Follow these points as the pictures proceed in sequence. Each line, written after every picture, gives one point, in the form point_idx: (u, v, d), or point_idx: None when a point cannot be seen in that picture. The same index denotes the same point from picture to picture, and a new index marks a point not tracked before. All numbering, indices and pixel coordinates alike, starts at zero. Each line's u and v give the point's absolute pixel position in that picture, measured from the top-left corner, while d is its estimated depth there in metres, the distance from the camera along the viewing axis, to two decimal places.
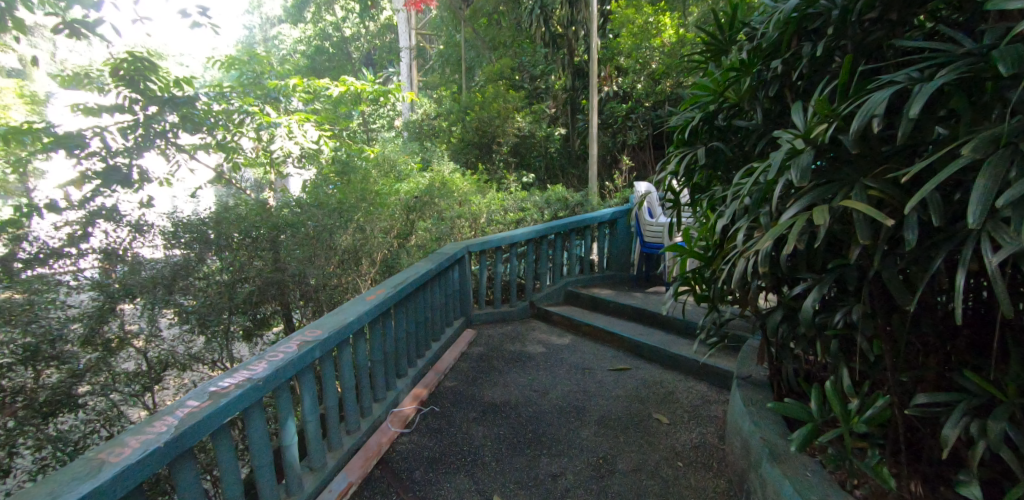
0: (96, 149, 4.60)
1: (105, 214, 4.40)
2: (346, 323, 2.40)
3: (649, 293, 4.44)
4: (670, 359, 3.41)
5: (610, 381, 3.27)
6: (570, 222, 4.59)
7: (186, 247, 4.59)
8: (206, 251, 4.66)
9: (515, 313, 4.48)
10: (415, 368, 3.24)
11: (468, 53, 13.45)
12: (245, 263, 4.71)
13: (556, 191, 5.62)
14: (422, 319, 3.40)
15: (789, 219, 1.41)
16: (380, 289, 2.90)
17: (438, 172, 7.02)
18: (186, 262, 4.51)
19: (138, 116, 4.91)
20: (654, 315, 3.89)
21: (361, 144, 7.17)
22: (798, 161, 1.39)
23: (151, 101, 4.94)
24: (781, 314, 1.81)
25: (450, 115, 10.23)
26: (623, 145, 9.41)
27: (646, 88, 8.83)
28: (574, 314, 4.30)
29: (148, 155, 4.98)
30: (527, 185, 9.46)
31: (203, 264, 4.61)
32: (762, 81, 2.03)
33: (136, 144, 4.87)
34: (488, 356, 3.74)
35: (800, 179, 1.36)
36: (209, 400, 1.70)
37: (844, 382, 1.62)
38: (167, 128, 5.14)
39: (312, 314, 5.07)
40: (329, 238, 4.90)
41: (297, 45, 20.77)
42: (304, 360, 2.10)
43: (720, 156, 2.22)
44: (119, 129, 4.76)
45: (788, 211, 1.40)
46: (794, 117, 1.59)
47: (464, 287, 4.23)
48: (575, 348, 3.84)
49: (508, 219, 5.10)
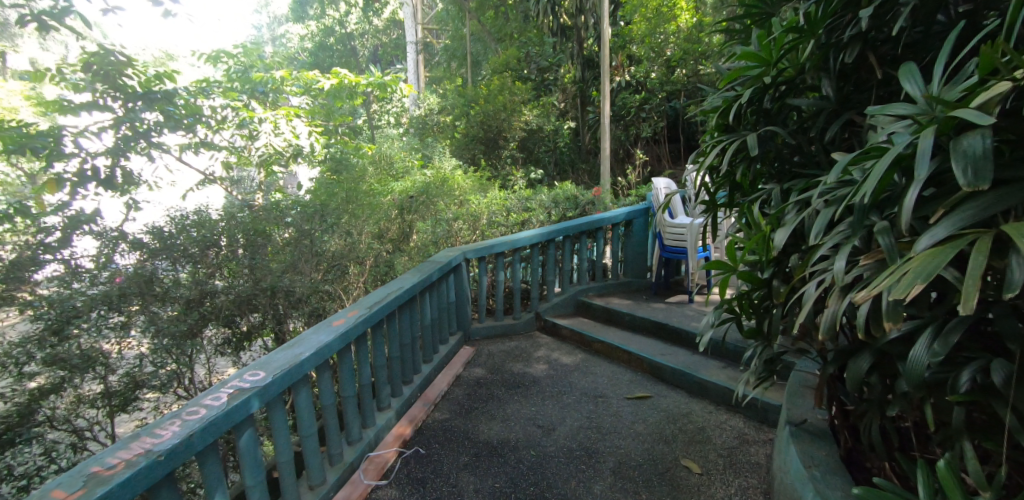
0: (74, 151, 4.18)
1: (87, 217, 3.99)
2: (301, 359, 1.93)
3: (669, 304, 3.94)
4: (698, 386, 2.94)
5: (629, 413, 2.79)
6: (580, 223, 4.10)
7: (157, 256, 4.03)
8: (175, 260, 4.11)
9: (519, 326, 3.99)
10: (399, 398, 2.78)
11: (472, 47, 12.93)
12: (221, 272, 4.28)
13: (565, 188, 5.06)
14: (408, 340, 2.94)
15: (925, 246, 0.98)
16: (352, 310, 2.44)
17: (438, 170, 6.55)
18: (150, 271, 3.98)
19: (117, 113, 4.42)
20: (677, 332, 3.41)
21: (357, 142, 6.77)
22: (963, 148, 0.94)
23: (130, 98, 4.43)
24: (870, 362, 1.34)
25: (455, 109, 9.74)
26: (636, 138, 8.88)
27: (660, 77, 8.31)
28: (585, 327, 3.82)
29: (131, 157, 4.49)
30: (535, 182, 8.99)
31: (175, 273, 4.11)
32: (833, 48, 1.56)
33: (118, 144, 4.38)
34: (487, 380, 3.26)
35: (970, 182, 0.91)
36: (82, 489, 1.23)
37: (976, 468, 1.12)
38: (149, 127, 4.59)
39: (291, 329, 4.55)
40: (315, 243, 4.45)
41: (300, 42, 20.43)
42: (237, 415, 1.61)
43: (773, 146, 1.75)
44: (98, 130, 4.34)
45: (933, 235, 0.97)
46: (905, 85, 1.14)
47: (461, 298, 3.76)
48: (587, 369, 3.34)
49: (511, 221, 4.48)
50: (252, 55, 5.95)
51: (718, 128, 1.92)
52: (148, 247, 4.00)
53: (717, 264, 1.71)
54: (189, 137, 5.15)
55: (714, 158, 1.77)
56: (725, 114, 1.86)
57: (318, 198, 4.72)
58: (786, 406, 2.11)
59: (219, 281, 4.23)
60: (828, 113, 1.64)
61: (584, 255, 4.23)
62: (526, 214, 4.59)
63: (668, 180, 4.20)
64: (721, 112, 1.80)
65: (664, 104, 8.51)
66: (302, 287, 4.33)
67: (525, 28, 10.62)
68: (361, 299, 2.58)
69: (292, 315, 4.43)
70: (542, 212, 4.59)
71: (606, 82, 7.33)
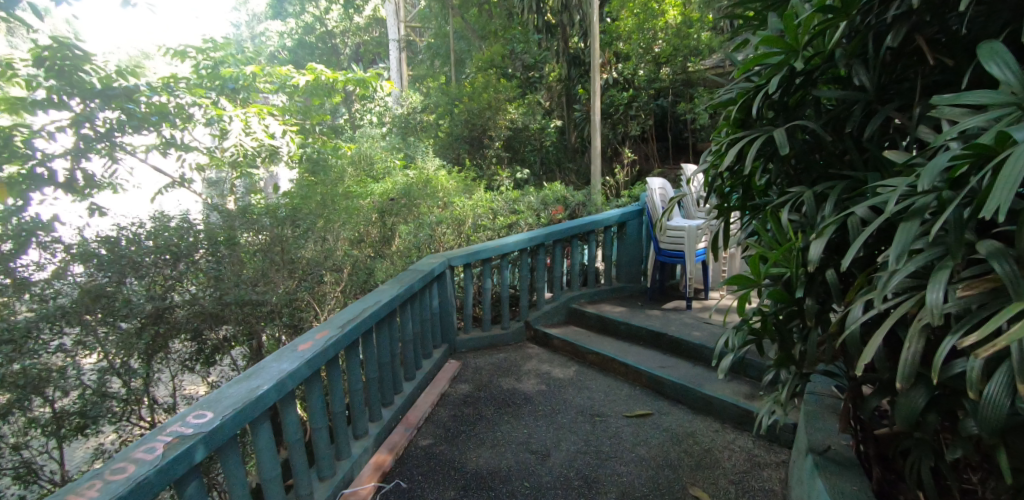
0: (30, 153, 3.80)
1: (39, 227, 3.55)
2: (258, 393, 1.66)
3: (666, 311, 3.73)
4: (702, 402, 2.73)
5: (629, 435, 2.56)
6: (572, 226, 3.87)
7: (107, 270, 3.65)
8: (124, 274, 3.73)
9: (507, 336, 3.76)
10: (377, 422, 2.54)
11: (456, 44, 12.65)
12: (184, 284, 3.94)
13: (554, 188, 4.80)
14: (386, 358, 2.69)
15: None
16: (322, 330, 2.17)
17: (420, 171, 6.29)
18: (98, 286, 3.58)
19: (74, 111, 4.08)
20: (677, 342, 3.20)
21: (335, 141, 6.46)
22: None
23: (87, 95, 4.10)
24: (927, 398, 1.13)
25: (439, 108, 9.49)
26: (623, 137, 8.70)
27: (648, 75, 8.13)
28: (577, 337, 3.59)
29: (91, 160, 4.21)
30: (521, 182, 8.78)
31: (127, 288, 3.69)
32: (874, 30, 1.37)
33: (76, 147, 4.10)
34: (475, 398, 3.02)
35: None
36: None
37: None
38: (110, 126, 4.31)
39: (263, 342, 4.26)
40: (290, 250, 4.18)
41: (278, 39, 19.98)
42: (174, 471, 1.34)
43: (798, 144, 1.55)
44: (57, 130, 3.98)
45: None
46: (992, 71, 0.97)
47: (446, 308, 3.52)
48: (582, 384, 3.12)
49: (498, 224, 4.18)
50: (222, 50, 5.57)
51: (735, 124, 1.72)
52: (100, 258, 3.63)
53: (738, 278, 1.49)
54: (155, 137, 4.82)
55: (732, 157, 1.55)
56: (743, 107, 1.66)
57: (292, 202, 4.42)
58: (806, 431, 1.91)
59: (189, 289, 3.94)
60: (865, 104, 1.44)
61: (575, 260, 3.99)
62: (513, 216, 4.32)
63: (662, 179, 3.99)
64: (740, 106, 1.60)
65: (652, 102, 8.34)
66: (276, 297, 4.06)
67: (510, 25, 10.35)
68: (332, 316, 2.32)
69: (265, 327, 4.14)
70: (531, 213, 4.32)
71: (595, 78, 7.10)
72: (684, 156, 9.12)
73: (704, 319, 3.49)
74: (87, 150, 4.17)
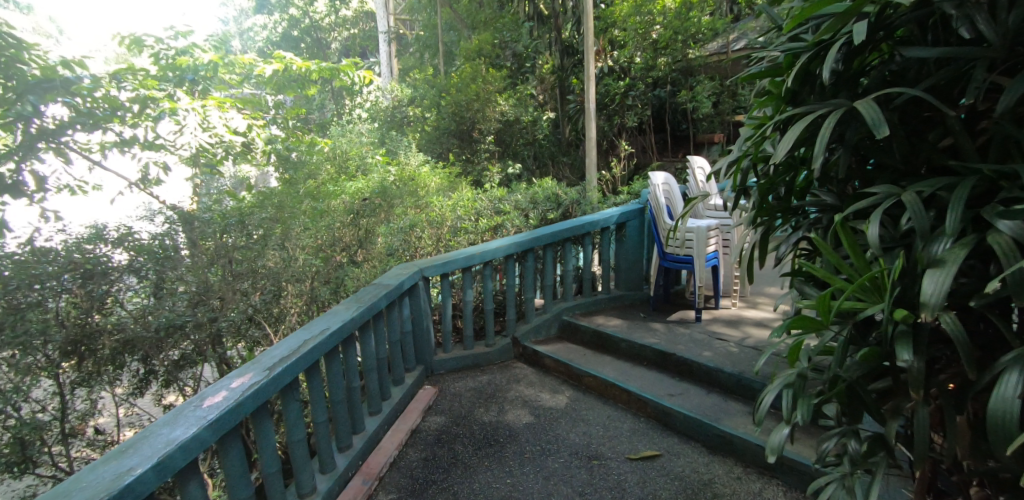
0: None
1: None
2: (124, 482, 1.19)
3: (671, 323, 3.27)
4: (720, 440, 2.29)
5: (634, 486, 2.12)
6: (564, 229, 3.40)
7: (28, 290, 3.11)
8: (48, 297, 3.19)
9: (492, 355, 3.30)
10: (329, 475, 2.09)
11: (444, 34, 12.14)
12: (117, 304, 3.43)
13: (544, 184, 4.30)
14: (340, 393, 2.22)
15: None
16: (243, 374, 1.70)
17: (403, 168, 5.87)
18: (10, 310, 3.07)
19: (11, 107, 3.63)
20: (686, 363, 2.74)
21: (311, 136, 5.98)
22: None
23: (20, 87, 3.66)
24: None
25: (426, 100, 9.05)
26: (620, 129, 8.25)
27: (644, 63, 7.63)
28: (572, 356, 3.14)
29: (44, 158, 3.92)
30: (513, 178, 8.37)
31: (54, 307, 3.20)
32: None
33: (26, 146, 3.77)
34: (451, 435, 2.57)
35: None
36: None
37: None
38: (62, 125, 3.95)
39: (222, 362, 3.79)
40: (250, 264, 3.72)
41: (264, 33, 19.46)
42: None
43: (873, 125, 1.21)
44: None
45: None
46: None
47: (419, 326, 3.05)
48: (577, 415, 2.67)
49: (480, 227, 3.68)
50: (185, 40, 4.95)
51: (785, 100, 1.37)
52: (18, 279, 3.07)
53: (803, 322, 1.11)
54: (106, 134, 4.27)
55: (787, 149, 1.21)
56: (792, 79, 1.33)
57: (247, 208, 3.92)
58: None
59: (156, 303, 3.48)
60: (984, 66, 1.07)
61: (569, 265, 3.52)
62: (498, 216, 3.78)
63: (666, 173, 3.52)
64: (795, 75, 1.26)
65: (649, 92, 7.87)
66: (230, 313, 3.58)
67: (499, 13, 9.80)
68: (259, 353, 1.84)
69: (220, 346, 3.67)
70: (519, 214, 3.77)
71: (590, 68, 6.60)
72: (684, 148, 8.68)
73: (715, 335, 3.03)
74: (37, 147, 3.86)
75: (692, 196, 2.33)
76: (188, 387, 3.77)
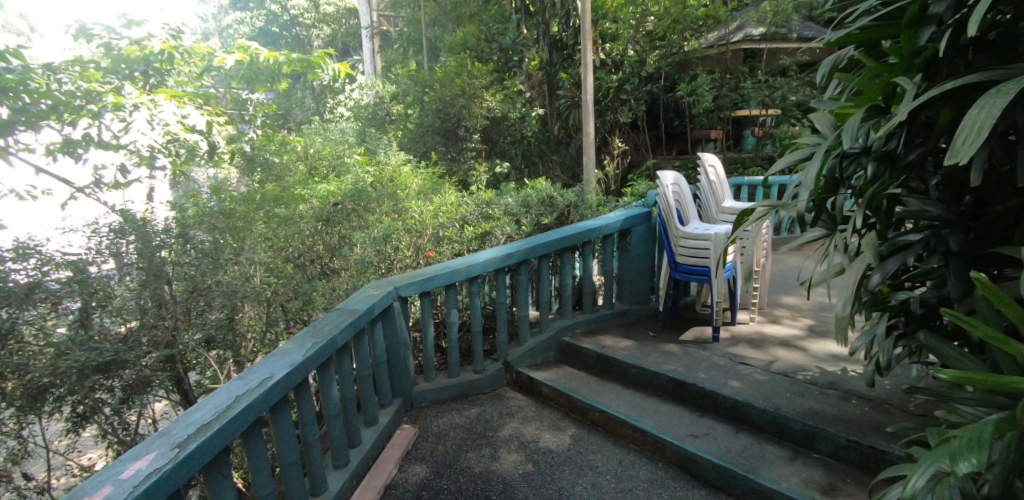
0: None
1: None
2: None
3: (686, 344, 2.88)
4: (758, 497, 1.89)
5: None
6: (560, 239, 2.98)
7: None
8: None
9: (482, 383, 2.89)
10: None
11: (427, 28, 11.62)
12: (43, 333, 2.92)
13: (537, 185, 3.88)
14: (291, 454, 1.79)
15: None
16: (144, 457, 1.26)
17: (382, 168, 5.47)
18: None
19: None
20: (709, 396, 2.35)
21: (284, 134, 5.52)
22: None
23: None
24: None
25: (410, 96, 8.65)
26: (613, 125, 7.89)
27: (638, 55, 7.20)
28: (574, 385, 2.73)
29: None
30: (502, 178, 8.00)
31: None
32: None
33: None
34: (434, 490, 2.15)
35: None
36: None
37: None
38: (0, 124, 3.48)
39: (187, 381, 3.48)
40: (206, 281, 3.31)
41: (239, 27, 18.70)
42: None
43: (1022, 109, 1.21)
44: None
45: None
46: None
47: (393, 355, 2.61)
48: (582, 461, 2.25)
49: (466, 236, 3.21)
50: (139, 29, 4.18)
51: (909, 81, 1.30)
52: None
53: (970, 381, 0.96)
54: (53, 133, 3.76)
55: (973, 152, 1.08)
56: (917, 48, 1.30)
57: (194, 215, 3.44)
58: None
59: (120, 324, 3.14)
60: None
61: (567, 278, 3.10)
62: (487, 222, 3.30)
63: (675, 172, 3.13)
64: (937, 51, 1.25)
65: (644, 87, 7.48)
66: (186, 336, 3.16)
67: None
68: (171, 422, 1.40)
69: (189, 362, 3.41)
70: (510, 220, 3.30)
71: (587, 61, 6.15)
72: (677, 145, 8.36)
73: (738, 360, 2.66)
74: None
75: (744, 209, 1.77)
76: (134, 421, 3.31)
